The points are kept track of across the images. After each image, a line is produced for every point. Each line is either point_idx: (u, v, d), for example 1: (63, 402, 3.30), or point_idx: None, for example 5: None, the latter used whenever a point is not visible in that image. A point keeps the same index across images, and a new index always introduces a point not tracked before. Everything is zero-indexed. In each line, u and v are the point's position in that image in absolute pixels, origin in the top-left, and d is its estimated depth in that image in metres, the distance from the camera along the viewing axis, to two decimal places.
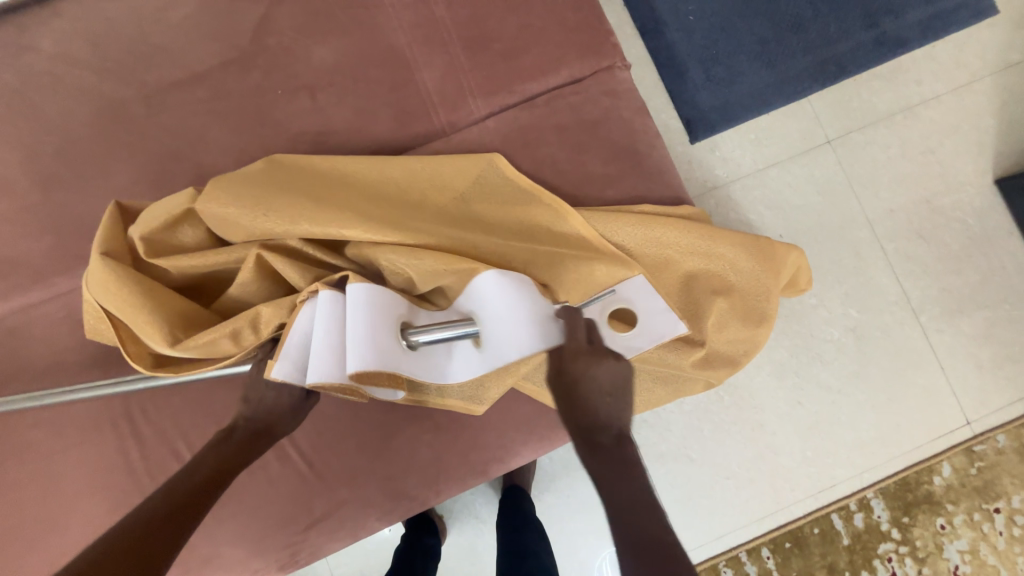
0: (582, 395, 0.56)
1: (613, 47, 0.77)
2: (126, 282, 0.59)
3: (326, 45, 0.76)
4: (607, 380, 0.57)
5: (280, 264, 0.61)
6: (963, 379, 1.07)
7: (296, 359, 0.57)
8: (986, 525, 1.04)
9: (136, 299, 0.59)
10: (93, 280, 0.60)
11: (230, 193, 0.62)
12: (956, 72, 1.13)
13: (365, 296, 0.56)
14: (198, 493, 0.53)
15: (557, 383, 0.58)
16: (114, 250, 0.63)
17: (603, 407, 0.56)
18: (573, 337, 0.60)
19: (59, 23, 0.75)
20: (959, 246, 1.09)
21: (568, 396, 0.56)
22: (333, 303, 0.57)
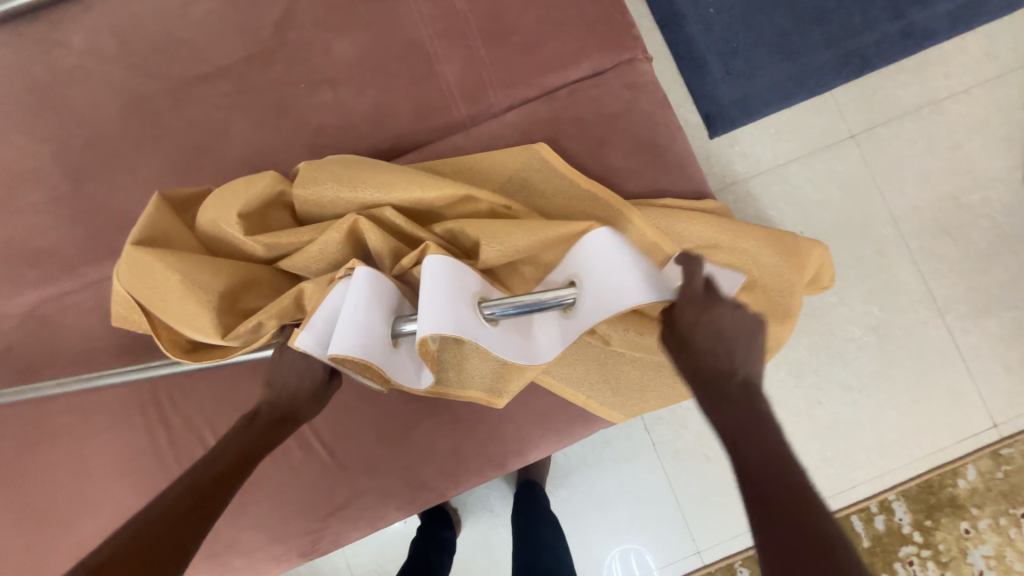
0: (698, 341, 0.55)
1: (634, 39, 0.76)
2: (166, 270, 0.58)
3: (347, 39, 0.76)
4: (732, 326, 0.55)
5: (368, 227, 0.59)
6: (991, 380, 1.04)
7: (321, 333, 0.56)
8: (1012, 531, 1.01)
9: (176, 288, 0.58)
10: (130, 265, 0.59)
11: (325, 171, 0.64)
12: (986, 64, 1.09)
13: (440, 270, 0.55)
14: (220, 483, 0.53)
15: (671, 335, 0.57)
16: (152, 235, 0.61)
17: (725, 353, 0.55)
18: (687, 286, 0.58)
19: (89, 18, 0.77)
20: (987, 244, 1.06)
21: (685, 347, 0.55)
22: (366, 282, 0.55)
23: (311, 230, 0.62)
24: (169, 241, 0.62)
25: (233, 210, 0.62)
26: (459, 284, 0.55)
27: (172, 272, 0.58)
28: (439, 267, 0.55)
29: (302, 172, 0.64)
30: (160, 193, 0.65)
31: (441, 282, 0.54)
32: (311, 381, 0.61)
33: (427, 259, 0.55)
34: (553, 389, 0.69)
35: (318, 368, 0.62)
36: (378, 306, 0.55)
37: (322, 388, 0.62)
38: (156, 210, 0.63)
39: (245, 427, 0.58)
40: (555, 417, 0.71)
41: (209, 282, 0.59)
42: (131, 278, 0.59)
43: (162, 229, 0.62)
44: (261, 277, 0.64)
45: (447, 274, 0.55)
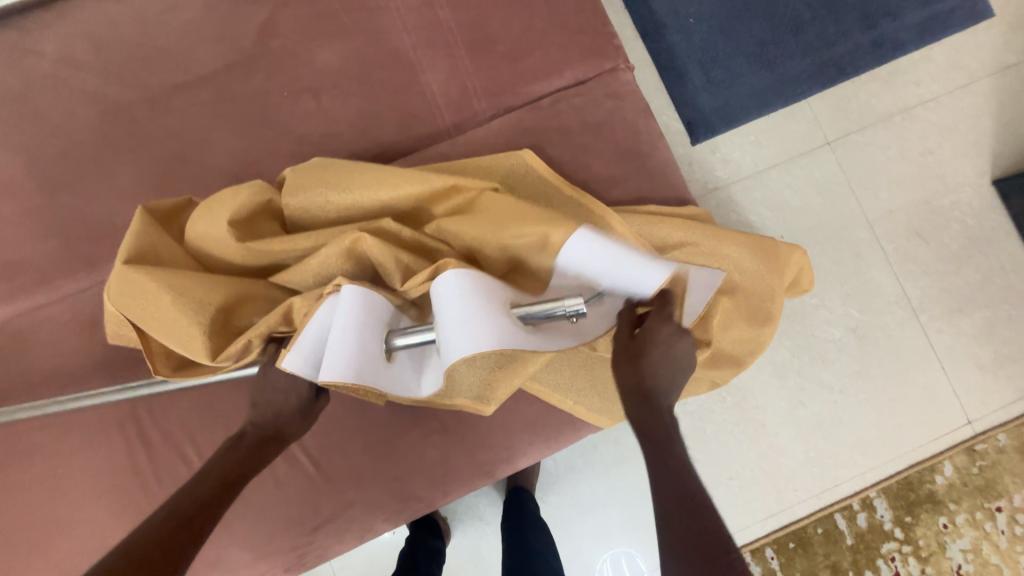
0: (648, 360, 0.55)
1: (615, 49, 0.78)
2: (156, 286, 0.57)
3: (330, 48, 0.76)
4: (676, 357, 0.56)
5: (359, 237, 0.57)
6: (965, 378, 1.07)
7: (308, 354, 0.55)
8: (988, 524, 1.04)
9: (165, 306, 0.57)
10: (118, 285, 0.57)
11: (317, 176, 0.63)
12: (954, 74, 1.14)
13: (460, 283, 0.54)
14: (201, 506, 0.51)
15: (625, 347, 0.56)
16: (138, 249, 0.60)
17: (667, 377, 0.56)
18: (660, 311, 0.57)
19: (64, 26, 0.75)
20: (958, 246, 1.10)
21: (635, 361, 0.55)
22: (357, 296, 0.53)
23: (300, 240, 0.60)
24: (153, 256, 0.60)
25: (221, 218, 0.60)
26: (483, 295, 0.53)
27: (161, 288, 0.57)
28: (455, 279, 0.54)
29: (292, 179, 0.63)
30: (143, 206, 0.63)
31: (457, 291, 0.53)
32: (297, 400, 0.59)
33: (448, 274, 0.54)
34: (540, 397, 0.69)
35: (302, 386, 0.59)
36: (371, 320, 0.54)
37: (307, 402, 0.60)
38: (140, 225, 0.61)
39: (228, 449, 0.56)
40: (543, 423, 0.71)
41: (200, 297, 0.57)
42: (119, 297, 0.57)
43: (146, 244, 0.60)
44: (250, 291, 0.61)
45: (466, 287, 0.54)
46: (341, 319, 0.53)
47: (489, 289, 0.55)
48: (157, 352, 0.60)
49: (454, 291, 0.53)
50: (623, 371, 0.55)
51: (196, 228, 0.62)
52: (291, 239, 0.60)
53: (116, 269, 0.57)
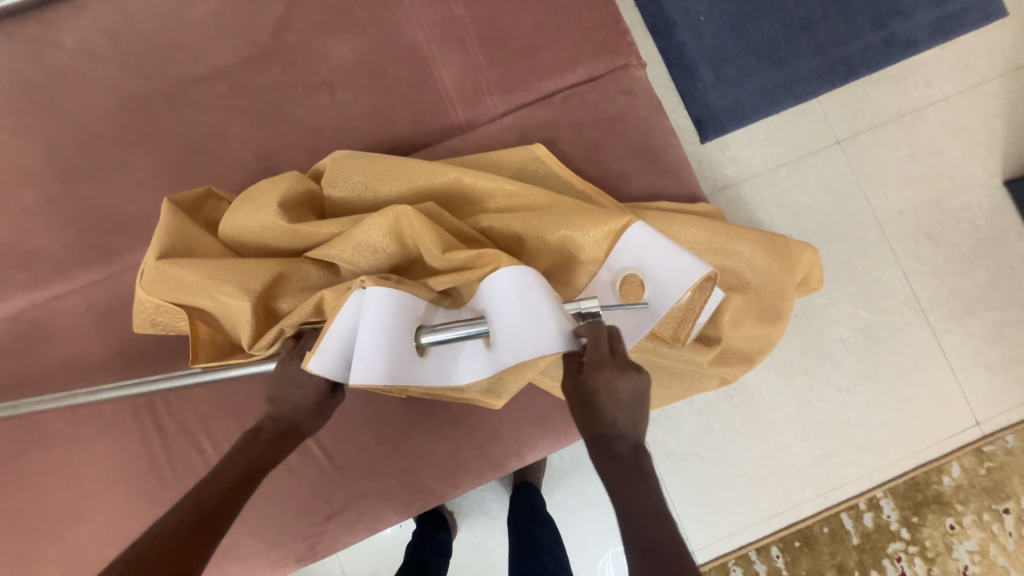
0: (595, 406, 0.49)
1: (628, 45, 0.78)
2: (189, 270, 0.57)
3: (345, 42, 0.77)
4: (628, 394, 0.49)
5: (398, 221, 0.58)
6: (973, 379, 1.07)
7: (334, 354, 0.53)
8: (995, 526, 1.04)
9: (200, 290, 0.57)
10: (151, 276, 0.58)
11: (358, 168, 0.66)
12: (965, 74, 1.13)
13: (512, 284, 0.53)
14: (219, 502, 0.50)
15: (574, 391, 0.50)
16: (171, 244, 0.60)
17: (622, 419, 0.49)
18: (594, 349, 0.49)
19: (83, 19, 0.76)
20: (968, 247, 1.09)
21: (584, 408, 0.49)
22: (385, 294, 0.52)
23: (335, 224, 0.60)
24: (185, 247, 0.61)
25: (258, 209, 0.61)
26: (530, 298, 0.52)
27: (194, 273, 0.57)
28: (507, 278, 0.54)
29: (330, 172, 0.66)
30: (168, 197, 0.64)
31: (505, 291, 0.54)
32: (315, 394, 0.58)
33: (501, 274, 0.54)
34: (550, 391, 0.70)
35: (320, 382, 0.58)
36: (402, 321, 0.53)
37: (323, 396, 0.59)
38: (166, 219, 0.61)
39: (246, 444, 0.55)
40: (553, 417, 0.72)
41: (231, 276, 0.57)
42: (156, 288, 0.58)
43: (178, 236, 0.60)
44: (288, 268, 0.59)
45: (518, 288, 0.53)
46: (375, 320, 0.51)
47: (543, 290, 0.53)
48: (202, 341, 0.61)
49: (501, 291, 0.54)
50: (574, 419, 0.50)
51: (232, 219, 0.62)
52: (327, 225, 0.60)
53: (151, 262, 0.58)
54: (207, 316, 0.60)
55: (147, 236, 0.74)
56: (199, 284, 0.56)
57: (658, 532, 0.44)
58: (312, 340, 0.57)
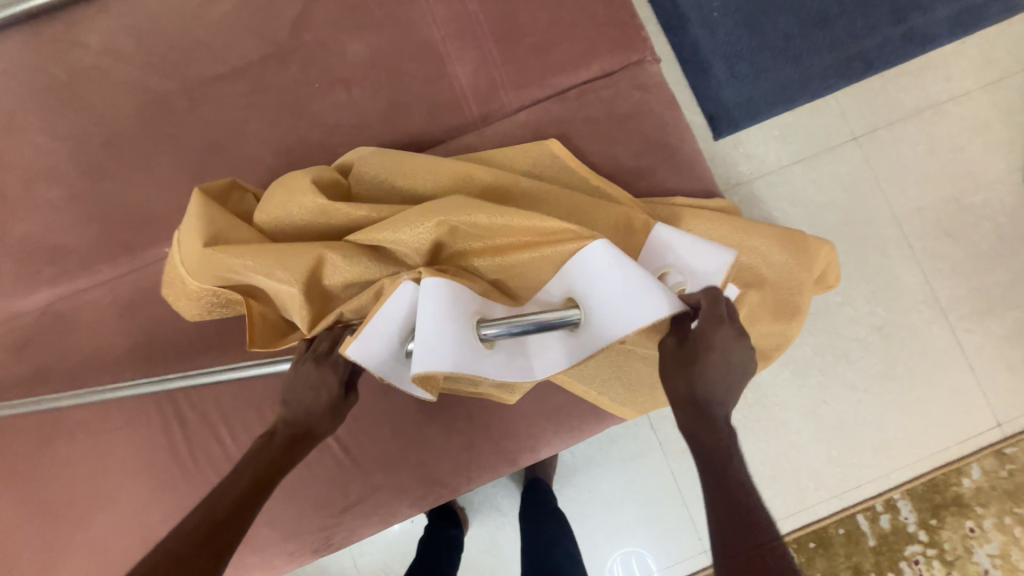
0: (701, 370, 0.50)
1: (642, 41, 0.77)
2: (236, 254, 0.58)
3: (361, 40, 0.77)
4: (733, 361, 0.50)
5: (454, 207, 0.58)
6: (994, 379, 1.05)
7: (372, 346, 0.54)
8: (1017, 530, 1.02)
9: (247, 273, 0.58)
10: (201, 262, 0.60)
11: (406, 161, 0.67)
12: (986, 68, 1.11)
13: (600, 261, 0.56)
14: (236, 507, 0.50)
15: (676, 353, 0.52)
16: (215, 232, 0.61)
17: (726, 380, 0.50)
18: (713, 308, 0.52)
19: (108, 20, 0.78)
20: (990, 245, 1.07)
21: (689, 368, 0.50)
22: (438, 286, 0.53)
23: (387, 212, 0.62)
24: (221, 233, 0.61)
25: (309, 196, 0.62)
26: (619, 274, 0.54)
27: (241, 257, 0.58)
28: (595, 254, 0.56)
29: (380, 164, 0.67)
30: (198, 188, 0.65)
31: (595, 266, 0.56)
32: (327, 396, 0.56)
33: (590, 252, 0.56)
34: (565, 386, 0.69)
35: (332, 382, 0.57)
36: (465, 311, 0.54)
37: (336, 400, 0.57)
38: (197, 212, 0.62)
39: (262, 448, 0.54)
40: (566, 414, 0.72)
41: (279, 258, 0.58)
42: (206, 275, 0.60)
43: (218, 224, 0.61)
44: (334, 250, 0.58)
45: (604, 261, 0.55)
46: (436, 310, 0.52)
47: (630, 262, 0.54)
48: (256, 321, 0.62)
49: (590, 267, 0.56)
50: (675, 382, 0.51)
51: (281, 207, 0.63)
52: (379, 213, 0.62)
53: (196, 252, 0.60)
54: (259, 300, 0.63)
55: (168, 232, 0.76)
56: (246, 269, 0.58)
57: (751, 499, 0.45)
58: (325, 343, 0.58)
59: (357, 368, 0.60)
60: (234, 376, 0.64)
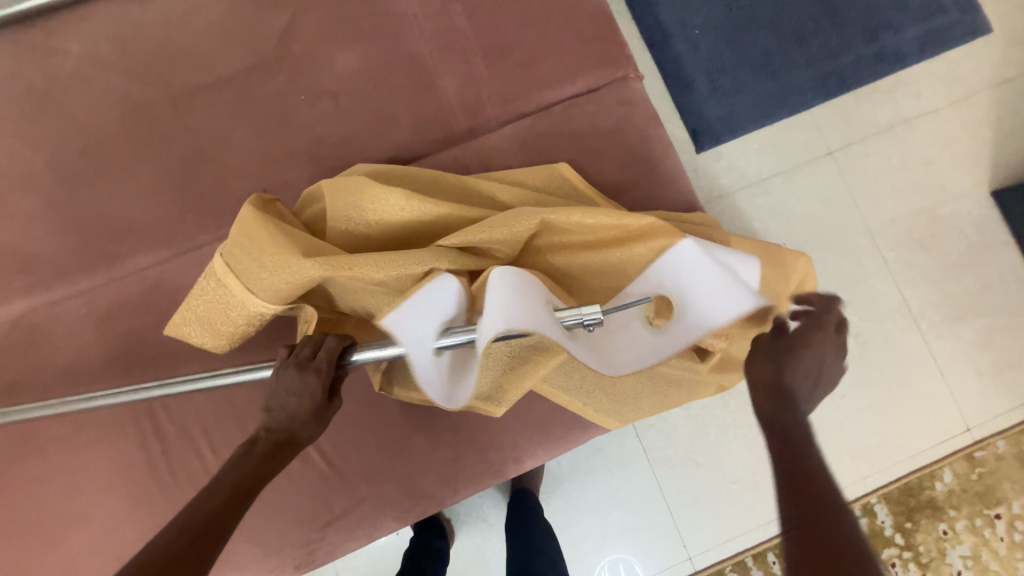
0: (790, 366, 0.54)
1: (627, 57, 0.79)
2: (327, 260, 0.57)
3: (349, 52, 0.78)
4: (814, 367, 0.54)
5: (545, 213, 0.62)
6: (964, 385, 1.09)
7: (408, 320, 0.58)
8: (987, 531, 1.05)
9: (343, 278, 0.58)
10: (282, 271, 0.57)
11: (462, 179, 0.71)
12: (953, 86, 1.16)
13: (689, 259, 0.60)
14: (216, 519, 0.49)
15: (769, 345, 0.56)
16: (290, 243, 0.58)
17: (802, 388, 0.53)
18: (828, 313, 0.58)
19: (89, 26, 0.77)
20: (958, 255, 1.12)
21: (782, 358, 0.54)
22: (512, 274, 0.57)
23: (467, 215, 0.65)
24: (300, 243, 0.59)
25: (388, 201, 0.64)
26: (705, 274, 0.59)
27: (339, 262, 0.57)
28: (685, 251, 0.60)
29: (439, 179, 0.71)
30: (248, 203, 0.61)
31: (692, 271, 0.60)
32: (310, 400, 0.55)
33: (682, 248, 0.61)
34: (548, 397, 0.70)
35: (316, 387, 0.56)
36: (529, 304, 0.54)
37: (320, 404, 0.56)
38: (259, 226, 0.59)
39: (242, 456, 0.53)
40: (552, 425, 0.72)
41: (379, 260, 0.58)
42: (285, 285, 0.58)
43: (290, 236, 0.59)
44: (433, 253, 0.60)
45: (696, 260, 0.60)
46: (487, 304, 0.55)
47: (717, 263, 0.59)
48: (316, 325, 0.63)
49: (672, 267, 0.62)
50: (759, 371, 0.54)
51: (353, 215, 0.64)
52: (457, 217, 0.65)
53: (274, 262, 0.57)
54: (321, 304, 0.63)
55: (149, 242, 0.74)
56: (343, 274, 0.57)
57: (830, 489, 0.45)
58: (306, 347, 0.57)
59: (341, 372, 0.59)
60: (215, 383, 0.61)
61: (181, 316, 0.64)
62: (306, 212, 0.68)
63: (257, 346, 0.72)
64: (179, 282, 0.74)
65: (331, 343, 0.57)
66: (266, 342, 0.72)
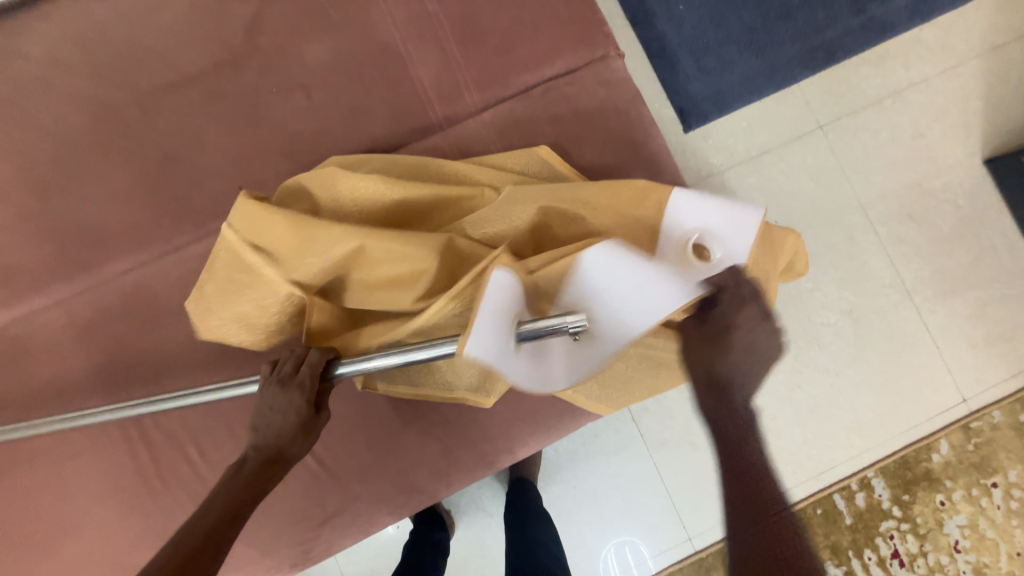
0: (722, 353, 0.54)
1: (605, 37, 0.77)
2: (332, 240, 0.60)
3: (320, 43, 0.76)
4: (752, 348, 0.53)
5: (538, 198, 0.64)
6: (959, 357, 1.09)
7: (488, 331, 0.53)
8: (984, 500, 1.06)
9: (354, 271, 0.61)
10: (294, 247, 0.60)
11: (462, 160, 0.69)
12: (943, 55, 1.14)
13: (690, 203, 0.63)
14: (203, 545, 0.49)
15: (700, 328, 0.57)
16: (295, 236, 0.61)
17: (744, 368, 0.53)
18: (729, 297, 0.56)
19: (52, 28, 0.75)
20: (950, 227, 1.11)
21: (716, 343, 0.55)
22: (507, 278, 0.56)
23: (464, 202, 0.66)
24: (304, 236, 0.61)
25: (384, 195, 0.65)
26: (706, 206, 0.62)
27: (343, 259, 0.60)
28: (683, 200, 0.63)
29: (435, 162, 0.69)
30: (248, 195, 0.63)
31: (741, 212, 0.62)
32: (295, 416, 0.54)
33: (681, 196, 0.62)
34: (539, 385, 0.70)
35: (300, 403, 0.55)
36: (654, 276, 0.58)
37: (305, 418, 0.55)
38: (267, 210, 0.61)
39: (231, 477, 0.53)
40: (542, 414, 0.72)
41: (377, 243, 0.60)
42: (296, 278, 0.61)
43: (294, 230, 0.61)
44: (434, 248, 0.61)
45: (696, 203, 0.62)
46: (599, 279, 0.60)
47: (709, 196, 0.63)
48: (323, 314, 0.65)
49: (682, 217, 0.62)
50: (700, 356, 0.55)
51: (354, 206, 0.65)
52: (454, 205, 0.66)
53: (287, 240, 0.60)
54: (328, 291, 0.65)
55: (125, 247, 0.73)
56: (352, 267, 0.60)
57: (757, 482, 0.49)
58: (288, 363, 0.56)
59: (325, 385, 0.58)
60: (190, 403, 0.62)
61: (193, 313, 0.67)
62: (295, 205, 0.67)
63: (242, 347, 0.72)
64: (160, 286, 0.73)
65: (313, 358, 0.56)
66: (250, 343, 0.72)
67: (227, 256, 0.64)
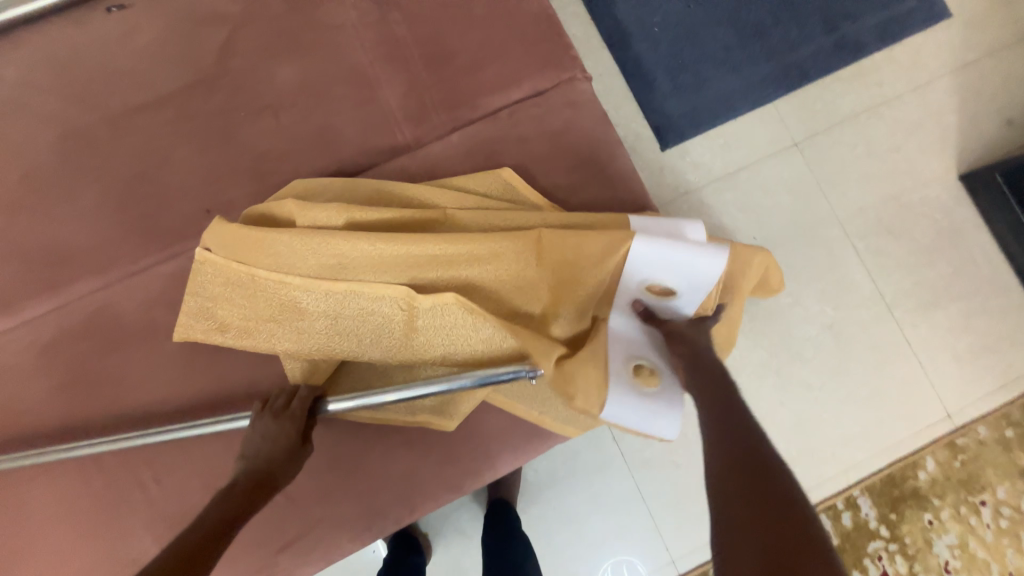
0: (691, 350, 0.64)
1: (572, 59, 0.78)
2: (313, 261, 0.64)
3: (289, 66, 0.77)
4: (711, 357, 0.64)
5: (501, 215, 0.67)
6: (942, 371, 1.08)
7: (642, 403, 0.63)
8: (973, 519, 1.04)
9: (325, 284, 0.64)
10: (269, 256, 0.64)
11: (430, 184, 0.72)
12: (914, 72, 1.16)
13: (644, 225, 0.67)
14: (199, 550, 0.50)
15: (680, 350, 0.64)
16: (271, 247, 0.64)
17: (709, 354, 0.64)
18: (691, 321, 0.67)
19: (24, 52, 0.76)
20: (928, 241, 1.11)
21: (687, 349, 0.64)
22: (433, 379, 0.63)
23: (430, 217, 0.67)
24: (277, 245, 0.64)
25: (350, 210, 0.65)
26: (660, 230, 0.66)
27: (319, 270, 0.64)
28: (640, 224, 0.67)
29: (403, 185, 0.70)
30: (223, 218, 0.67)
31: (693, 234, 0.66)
32: (284, 441, 0.59)
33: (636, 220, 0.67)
34: (505, 406, 0.69)
35: (290, 432, 0.61)
36: (691, 248, 0.62)
37: (294, 444, 0.60)
38: (251, 230, 0.64)
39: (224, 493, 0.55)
40: (510, 435, 0.70)
41: (350, 270, 0.64)
42: (271, 287, 0.65)
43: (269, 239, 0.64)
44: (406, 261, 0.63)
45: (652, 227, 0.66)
46: (647, 268, 0.64)
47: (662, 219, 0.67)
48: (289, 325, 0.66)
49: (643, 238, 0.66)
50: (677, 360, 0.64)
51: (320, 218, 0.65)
52: (419, 218, 0.66)
53: (264, 254, 0.64)
54: (293, 305, 0.65)
55: (90, 268, 0.73)
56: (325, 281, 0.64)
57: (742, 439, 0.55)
58: (280, 398, 0.64)
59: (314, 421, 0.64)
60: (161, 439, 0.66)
61: (177, 330, 0.69)
62: (264, 220, 0.68)
63: (204, 370, 0.71)
64: (122, 308, 0.72)
65: (304, 391, 0.64)
66: (213, 365, 0.71)
67: (212, 279, 0.67)
